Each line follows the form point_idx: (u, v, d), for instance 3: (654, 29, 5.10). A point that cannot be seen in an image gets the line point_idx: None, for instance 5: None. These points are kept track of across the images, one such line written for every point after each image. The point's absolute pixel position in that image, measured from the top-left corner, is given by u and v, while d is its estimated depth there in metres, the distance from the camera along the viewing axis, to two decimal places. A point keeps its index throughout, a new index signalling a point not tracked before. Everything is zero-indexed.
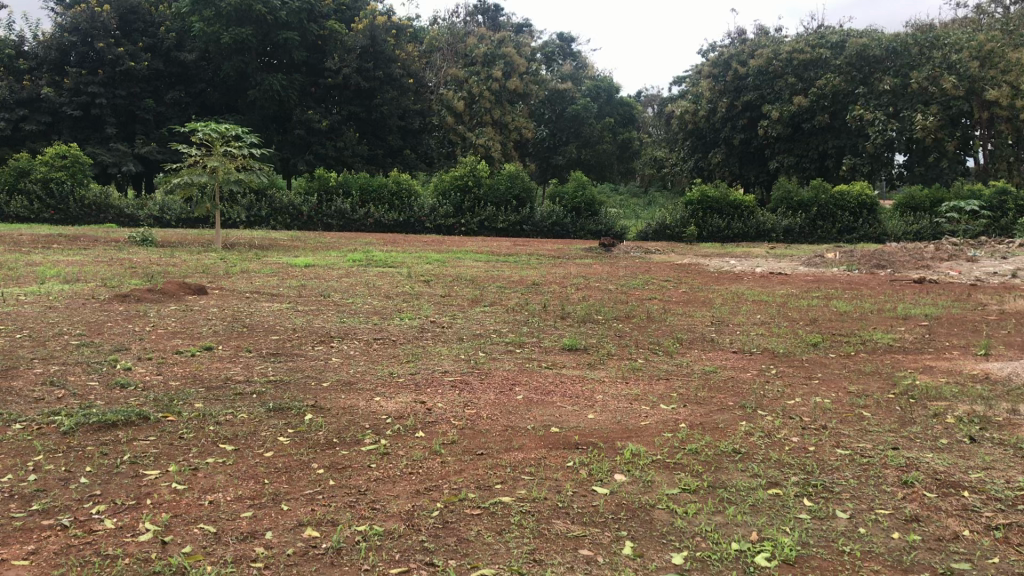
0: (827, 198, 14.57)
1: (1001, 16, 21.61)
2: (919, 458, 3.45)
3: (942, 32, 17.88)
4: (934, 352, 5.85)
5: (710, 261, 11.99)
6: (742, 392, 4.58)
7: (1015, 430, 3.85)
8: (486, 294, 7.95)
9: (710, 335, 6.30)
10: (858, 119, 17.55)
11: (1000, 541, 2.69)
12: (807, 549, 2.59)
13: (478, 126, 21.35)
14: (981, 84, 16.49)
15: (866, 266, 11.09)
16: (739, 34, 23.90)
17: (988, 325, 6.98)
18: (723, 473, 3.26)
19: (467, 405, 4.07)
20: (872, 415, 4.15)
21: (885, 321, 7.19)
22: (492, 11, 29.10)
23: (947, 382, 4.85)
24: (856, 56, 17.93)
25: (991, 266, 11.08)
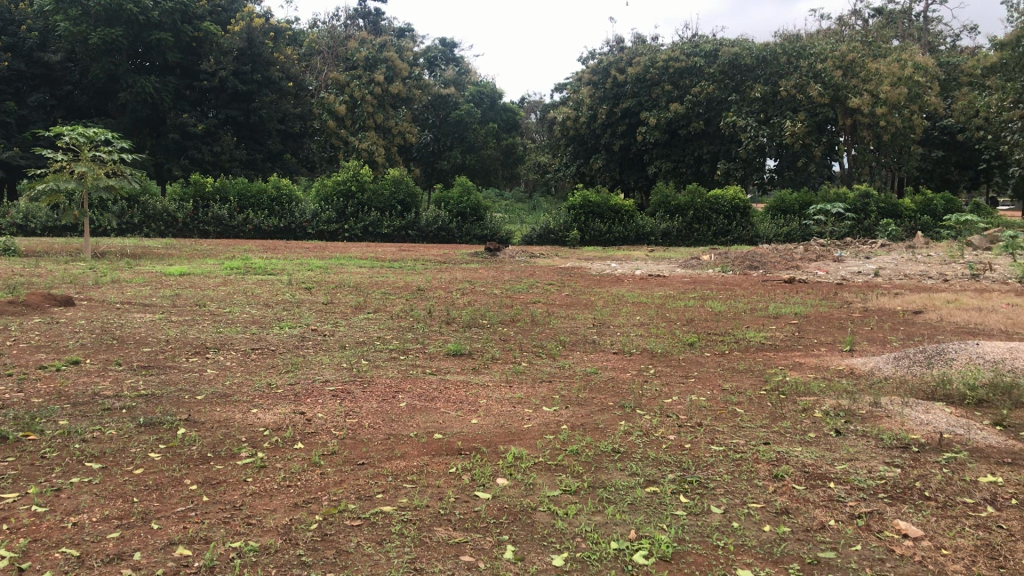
0: (703, 202, 15.06)
1: (861, 28, 22.70)
2: (789, 452, 3.58)
3: (807, 41, 18.68)
4: (803, 349, 6.10)
5: (593, 263, 12.19)
6: (621, 393, 4.67)
7: (877, 422, 4.04)
8: (369, 300, 7.85)
9: (591, 337, 6.40)
10: (732, 126, 18.19)
11: (864, 529, 2.81)
12: (684, 544, 2.65)
13: (361, 130, 21.10)
14: (845, 92, 17.32)
15: (739, 268, 11.49)
16: (617, 42, 24.39)
17: (853, 322, 7.32)
18: (603, 473, 3.30)
19: (349, 414, 4.01)
20: (745, 411, 4.29)
21: (758, 320, 7.46)
22: (372, 15, 28.83)
23: (815, 377, 5.06)
24: (728, 65, 18.54)
25: (856, 266, 11.65)
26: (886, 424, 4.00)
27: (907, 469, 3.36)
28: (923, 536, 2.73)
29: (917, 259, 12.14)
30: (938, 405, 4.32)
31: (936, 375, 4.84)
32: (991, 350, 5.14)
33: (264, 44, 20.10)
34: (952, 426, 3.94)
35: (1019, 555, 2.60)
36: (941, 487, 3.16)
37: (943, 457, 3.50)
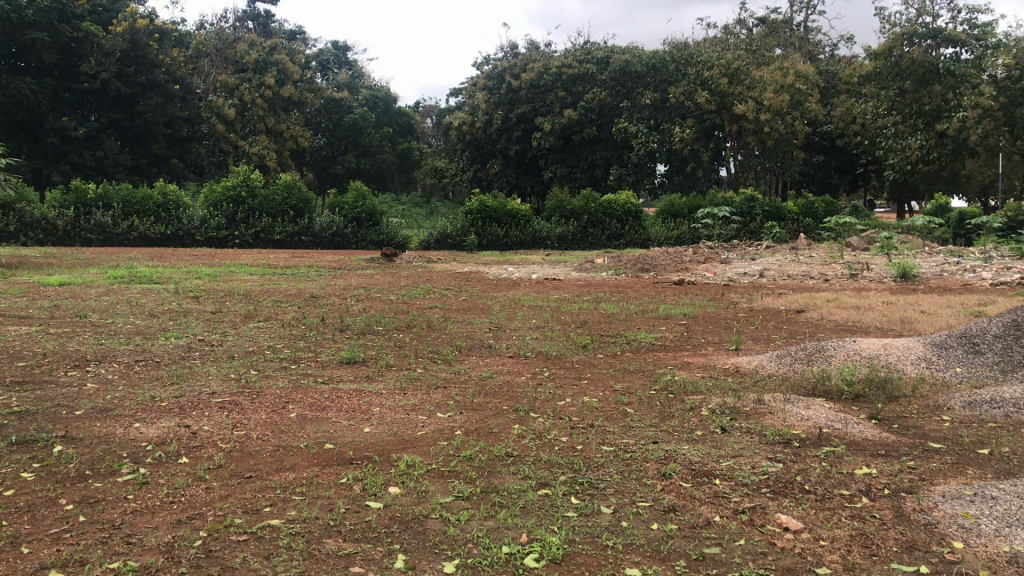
0: (597, 207, 15.30)
1: (745, 37, 23.42)
2: (677, 450, 3.66)
3: (694, 50, 19.22)
4: (691, 349, 6.25)
5: (489, 268, 12.23)
6: (515, 396, 4.69)
7: (761, 418, 4.17)
8: (260, 309, 7.68)
9: (487, 341, 6.41)
10: (623, 131, 18.57)
11: (747, 523, 2.89)
12: (573, 546, 2.68)
13: (251, 134, 20.63)
14: (730, 99, 17.91)
15: (632, 270, 11.72)
16: (511, 47, 24.59)
17: (739, 322, 7.53)
18: (496, 478, 3.31)
19: (237, 427, 3.91)
20: (635, 411, 4.37)
21: (649, 321, 7.62)
22: (262, 17, 28.26)
23: (702, 376, 5.19)
24: (619, 72, 18.92)
25: (742, 267, 12.01)
26: (768, 420, 4.14)
27: (788, 464, 3.48)
28: (801, 529, 2.83)
29: (799, 260, 12.59)
30: (818, 400, 4.50)
31: (817, 371, 5.02)
32: (866, 347, 5.37)
33: (148, 46, 19.26)
34: (831, 421, 4.10)
35: (889, 542, 2.72)
36: (819, 480, 3.28)
37: (822, 451, 3.64)
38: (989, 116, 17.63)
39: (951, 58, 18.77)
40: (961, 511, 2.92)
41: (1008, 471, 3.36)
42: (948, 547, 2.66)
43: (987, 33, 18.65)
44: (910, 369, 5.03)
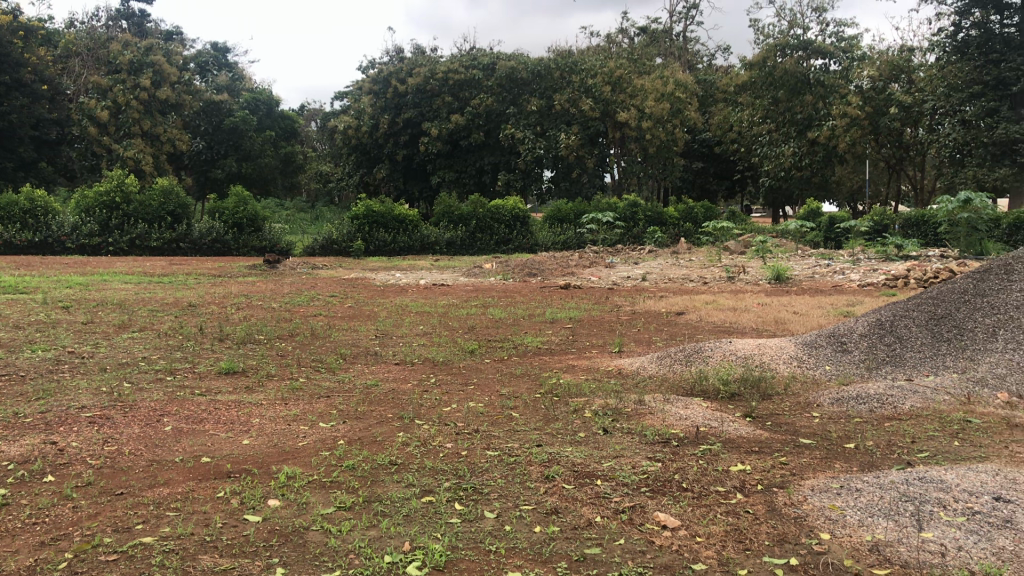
0: (484, 213, 15.34)
1: (627, 45, 23.97)
2: (560, 453, 3.70)
3: (578, 57, 19.57)
4: (576, 352, 6.34)
5: (376, 274, 12.11)
6: (400, 404, 4.65)
7: (641, 419, 4.26)
8: (135, 318, 7.39)
9: (373, 349, 6.34)
10: (510, 138, 18.73)
11: (626, 523, 2.94)
12: (456, 552, 2.68)
13: (126, 137, 19.86)
14: (613, 107, 18.54)
15: (519, 275, 11.83)
16: (397, 51, 24.47)
17: (623, 325, 7.67)
18: (379, 487, 3.27)
19: (108, 442, 3.75)
20: (520, 415, 4.40)
21: (534, 325, 7.70)
22: (136, 17, 27.26)
23: (586, 379, 5.27)
24: (505, 79, 19.12)
25: (625, 271, 12.26)
26: (648, 421, 4.23)
27: (667, 463, 3.57)
28: (678, 526, 2.90)
29: (680, 264, 12.93)
30: (696, 400, 4.62)
31: (695, 371, 5.16)
32: (741, 347, 5.56)
33: (13, 44, 18.49)
34: (708, 419, 4.22)
35: (762, 536, 2.81)
36: (696, 478, 3.37)
37: (699, 449, 3.75)
38: (856, 126, 18.67)
39: (821, 69, 19.63)
40: (828, 504, 3.05)
41: (872, 464, 3.52)
42: (816, 538, 2.77)
43: (853, 45, 19.63)
44: (783, 368, 5.22)
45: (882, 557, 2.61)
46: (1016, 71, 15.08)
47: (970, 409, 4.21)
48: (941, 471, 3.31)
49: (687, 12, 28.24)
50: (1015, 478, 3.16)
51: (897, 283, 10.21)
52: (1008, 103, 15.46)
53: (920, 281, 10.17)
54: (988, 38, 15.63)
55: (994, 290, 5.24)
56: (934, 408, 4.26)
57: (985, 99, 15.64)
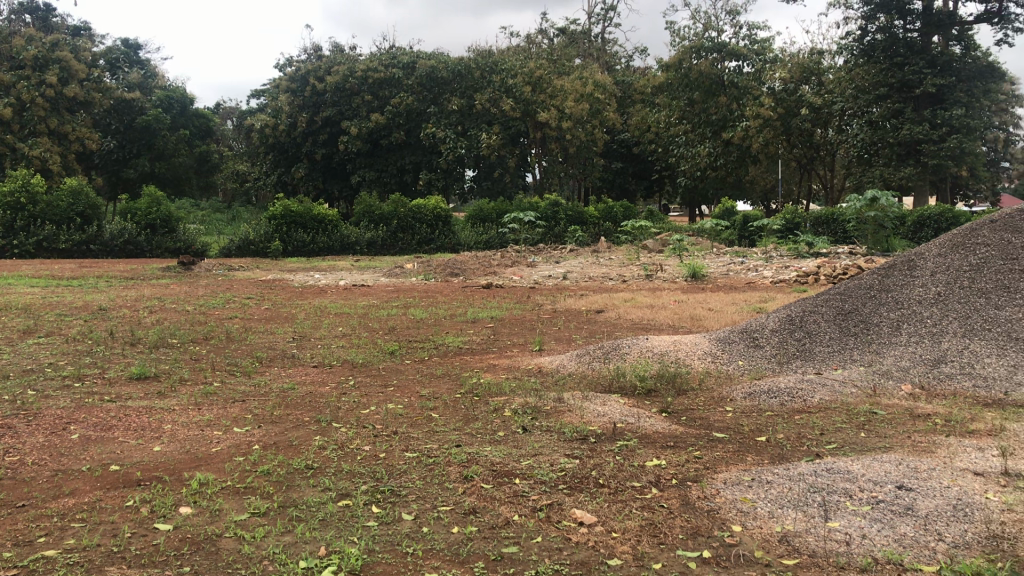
0: (405, 212, 15.24)
1: (547, 46, 24.12)
2: (478, 453, 3.70)
3: (499, 57, 19.65)
4: (496, 352, 6.35)
5: (295, 275, 11.93)
6: (317, 407, 4.59)
7: (560, 416, 4.29)
8: (41, 324, 7.12)
9: (291, 351, 6.24)
10: (430, 137, 18.67)
11: (543, 521, 2.96)
12: (372, 556, 2.65)
13: (31, 136, 19.14)
14: (534, 107, 18.71)
15: (441, 275, 11.80)
16: (315, 49, 24.17)
17: (543, 324, 7.71)
18: (294, 492, 3.23)
19: (9, 453, 3.62)
20: (440, 416, 4.39)
21: (456, 325, 7.68)
22: (40, 11, 26.31)
23: (507, 378, 5.27)
24: (425, 77, 19.05)
25: (547, 270, 12.32)
26: (567, 418, 4.26)
27: (585, 460, 3.60)
28: (595, 522, 2.93)
29: (600, 262, 13.06)
30: (614, 397, 4.68)
31: (612, 368, 5.22)
32: (657, 344, 5.65)
33: None
34: (625, 415, 4.28)
35: (676, 530, 2.86)
36: (613, 474, 3.41)
37: (616, 446, 3.79)
38: (768, 126, 19.26)
39: (734, 70, 20.07)
40: (740, 496, 3.11)
41: (782, 456, 3.61)
42: (728, 531, 2.83)
43: (765, 48, 20.05)
44: (698, 364, 5.31)
45: (791, 547, 2.67)
46: (919, 74, 15.65)
47: (875, 401, 4.35)
48: (847, 462, 3.41)
49: (605, 14, 28.56)
50: (917, 467, 3.28)
51: (808, 280, 10.49)
52: (912, 104, 16.09)
53: (830, 277, 10.48)
54: (893, 42, 16.11)
55: (899, 285, 5.43)
56: (841, 401, 4.39)
57: (891, 100, 16.25)
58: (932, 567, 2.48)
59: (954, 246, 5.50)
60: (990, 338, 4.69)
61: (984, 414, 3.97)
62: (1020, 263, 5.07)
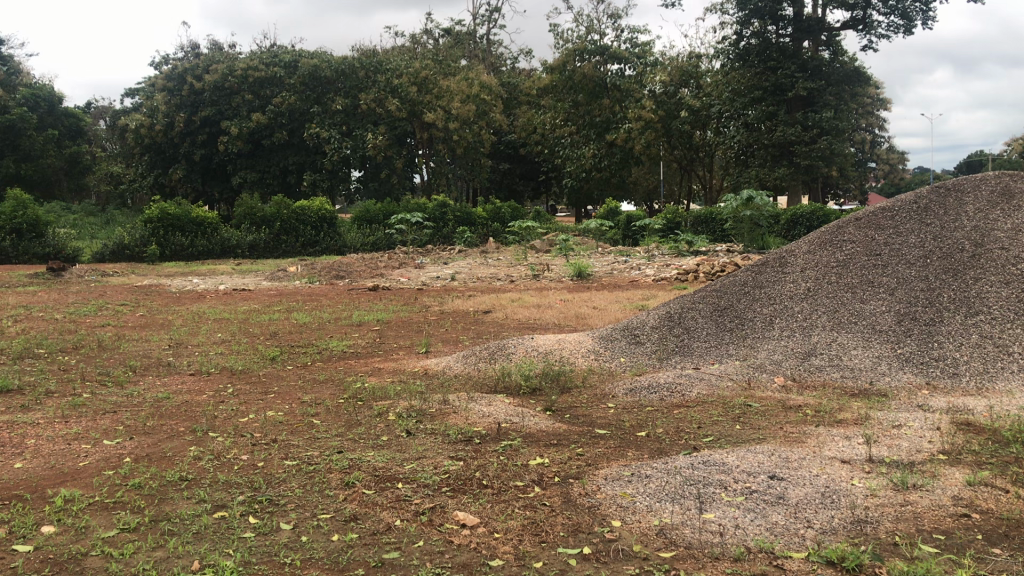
0: (289, 214, 14.91)
1: (432, 46, 24.05)
2: (361, 458, 3.65)
3: (383, 58, 19.52)
4: (381, 355, 6.28)
5: (173, 280, 11.53)
6: (192, 417, 4.44)
7: (445, 418, 4.28)
8: None
9: (167, 359, 6.03)
10: (314, 137, 18.37)
11: (425, 524, 2.94)
12: (250, 567, 2.58)
13: None
14: (420, 108, 18.88)
15: (326, 277, 11.61)
16: (192, 47, 23.44)
17: (430, 325, 7.67)
18: (168, 505, 3.11)
19: None
20: (321, 422, 4.31)
21: (341, 328, 7.57)
22: None
23: (392, 382, 5.21)
24: (308, 77, 18.67)
25: (435, 272, 12.28)
26: (452, 419, 4.25)
27: (468, 461, 3.59)
28: (478, 524, 2.93)
29: (487, 263, 13.10)
30: (499, 396, 4.69)
31: (497, 369, 5.24)
32: (542, 343, 5.70)
33: None
34: (509, 415, 4.30)
35: (557, 528, 2.88)
36: (496, 475, 3.41)
37: (500, 446, 3.79)
38: (650, 128, 19.73)
39: (616, 73, 20.48)
40: (620, 491, 3.16)
41: (661, 450, 3.69)
42: (608, 526, 2.87)
43: (646, 51, 20.58)
44: (582, 362, 5.38)
45: (668, 540, 2.73)
46: (791, 78, 16.26)
47: (750, 393, 4.50)
48: (723, 454, 3.51)
49: (489, 15, 28.68)
50: (789, 457, 3.40)
51: (688, 278, 10.78)
52: (784, 107, 16.72)
53: (708, 274, 10.80)
54: (767, 47, 16.71)
55: (772, 282, 5.62)
56: (717, 394, 4.51)
57: (766, 103, 16.79)
58: (801, 553, 2.57)
59: (822, 243, 5.74)
60: (856, 330, 4.90)
61: (851, 404, 4.14)
62: (883, 259, 5.31)
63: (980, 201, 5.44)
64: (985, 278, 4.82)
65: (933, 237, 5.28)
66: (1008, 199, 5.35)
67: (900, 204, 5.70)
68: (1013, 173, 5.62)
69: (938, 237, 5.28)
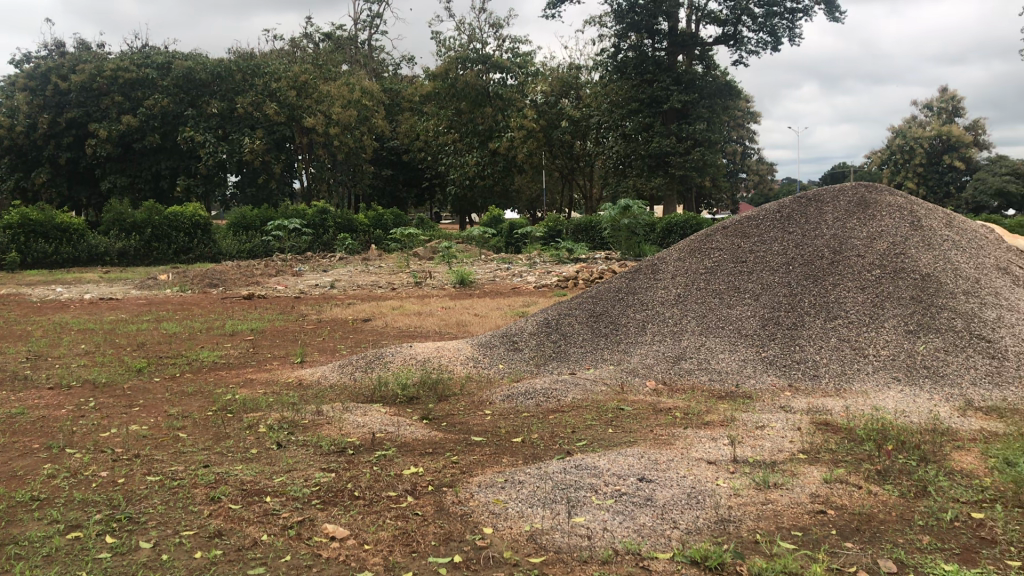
0: (161, 219, 14.28)
1: (312, 51, 23.68)
2: (228, 472, 3.54)
3: (261, 61, 19.13)
4: (254, 365, 6.11)
5: (35, 289, 10.94)
6: (49, 432, 4.21)
7: (317, 429, 4.19)
8: None
9: (24, 373, 5.71)
10: (188, 140, 17.72)
11: (293, 538, 2.87)
12: None
13: None
14: (299, 111, 18.55)
15: (199, 286, 11.25)
16: (56, 45, 22.38)
17: (306, 334, 7.52)
18: (17, 527, 2.94)
19: None
20: (188, 435, 4.17)
21: (214, 338, 7.35)
22: None
23: (264, 393, 5.07)
24: (182, 79, 17.92)
25: (314, 279, 12.07)
26: (325, 431, 4.17)
27: (340, 473, 3.53)
28: (348, 536, 2.87)
29: (368, 271, 12.97)
30: (375, 406, 4.63)
31: (373, 378, 5.18)
32: (420, 351, 5.67)
33: None
34: (384, 425, 4.25)
35: (428, 537, 2.86)
36: (368, 486, 3.36)
37: (374, 456, 3.75)
38: (531, 137, 19.94)
39: (498, 82, 20.69)
40: (492, 498, 3.16)
41: (535, 456, 3.71)
42: (479, 533, 2.86)
43: (527, 62, 20.92)
44: (459, 368, 5.37)
45: (538, 545, 2.75)
46: (666, 91, 16.67)
47: (623, 397, 4.58)
48: (594, 458, 3.56)
49: (371, 21, 28.50)
50: (657, 459, 3.48)
51: (567, 284, 10.95)
52: (660, 119, 17.14)
53: (588, 281, 10.98)
54: (643, 60, 17.11)
55: (645, 288, 5.77)
56: (591, 398, 4.58)
57: (643, 115, 17.15)
58: (666, 554, 2.62)
59: (692, 251, 5.92)
60: (724, 334, 5.06)
61: (717, 406, 4.27)
62: (748, 266, 5.51)
63: (838, 210, 5.71)
64: (843, 284, 5.05)
65: (795, 245, 5.51)
66: (863, 208, 5.64)
67: (764, 214, 5.94)
68: (868, 184, 5.92)
69: (799, 245, 5.51)
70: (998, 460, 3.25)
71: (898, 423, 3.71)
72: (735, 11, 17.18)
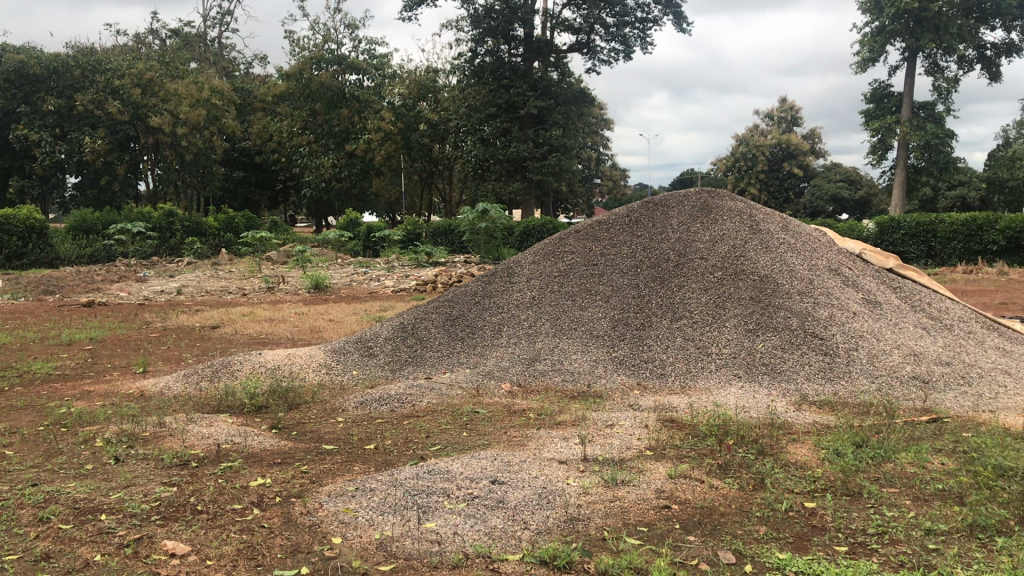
0: None
1: (158, 47, 22.73)
2: (59, 491, 3.33)
3: (103, 57, 18.20)
4: (92, 377, 5.79)
5: None
6: None
7: (159, 442, 4.01)
8: None
9: None
10: (21, 138, 16.63)
11: (129, 557, 2.73)
12: None
13: None
14: (145, 110, 17.89)
15: (33, 293, 10.59)
16: None
17: (150, 344, 7.18)
18: None
19: None
20: (16, 452, 3.90)
21: (48, 349, 6.92)
22: None
23: (102, 405, 4.81)
24: (13, 73, 16.66)
25: (160, 285, 11.57)
26: (167, 443, 3.99)
27: (182, 486, 3.39)
28: (188, 552, 2.76)
29: (219, 275, 12.54)
30: (221, 416, 4.47)
31: (220, 388, 4.99)
32: (270, 359, 5.51)
33: None
34: (231, 435, 4.11)
35: (275, 549, 2.78)
36: (212, 499, 3.24)
37: (219, 468, 3.61)
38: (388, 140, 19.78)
39: (354, 83, 20.38)
40: (342, 507, 3.10)
41: (387, 463, 3.66)
42: (327, 544, 2.80)
43: (383, 64, 20.72)
44: (311, 376, 5.25)
45: (387, 552, 2.71)
46: (522, 96, 16.87)
47: (479, 399, 4.59)
48: (448, 462, 3.54)
49: (221, 18, 27.62)
50: (510, 460, 3.50)
51: (426, 288, 10.92)
52: (517, 124, 17.30)
53: (446, 285, 10.99)
54: (500, 65, 17.25)
55: (499, 292, 5.81)
56: (447, 403, 4.56)
57: (499, 120, 17.22)
58: (516, 556, 2.63)
59: (546, 255, 6.00)
60: (577, 336, 5.15)
61: (570, 406, 4.33)
62: (599, 268, 5.63)
63: (683, 214, 5.92)
64: (688, 285, 5.23)
65: (642, 248, 5.67)
66: (706, 212, 5.86)
67: (614, 218, 6.08)
68: (711, 190, 6.15)
69: (647, 248, 5.67)
70: (829, 451, 3.44)
71: (738, 419, 3.86)
72: (588, 20, 17.56)
